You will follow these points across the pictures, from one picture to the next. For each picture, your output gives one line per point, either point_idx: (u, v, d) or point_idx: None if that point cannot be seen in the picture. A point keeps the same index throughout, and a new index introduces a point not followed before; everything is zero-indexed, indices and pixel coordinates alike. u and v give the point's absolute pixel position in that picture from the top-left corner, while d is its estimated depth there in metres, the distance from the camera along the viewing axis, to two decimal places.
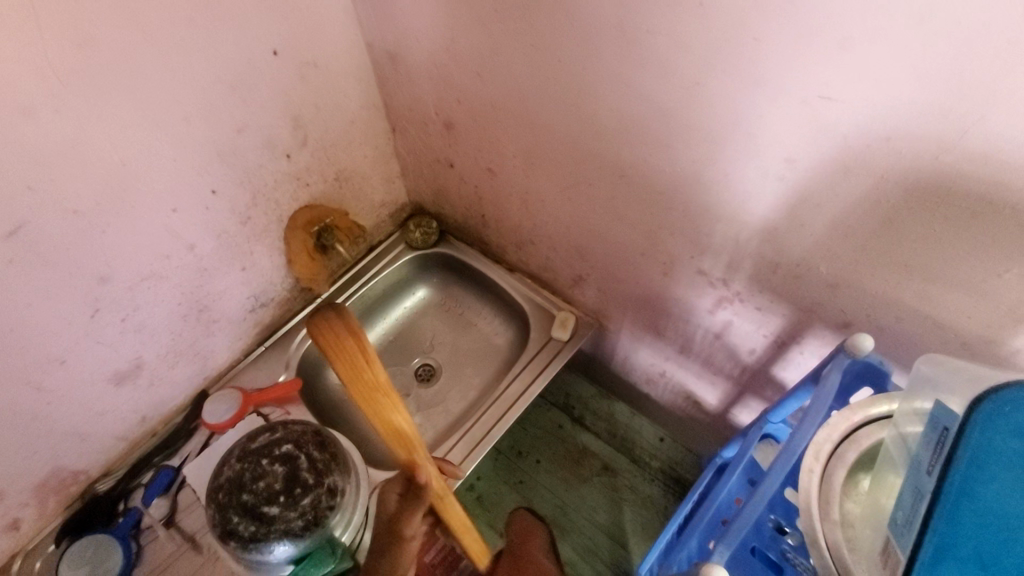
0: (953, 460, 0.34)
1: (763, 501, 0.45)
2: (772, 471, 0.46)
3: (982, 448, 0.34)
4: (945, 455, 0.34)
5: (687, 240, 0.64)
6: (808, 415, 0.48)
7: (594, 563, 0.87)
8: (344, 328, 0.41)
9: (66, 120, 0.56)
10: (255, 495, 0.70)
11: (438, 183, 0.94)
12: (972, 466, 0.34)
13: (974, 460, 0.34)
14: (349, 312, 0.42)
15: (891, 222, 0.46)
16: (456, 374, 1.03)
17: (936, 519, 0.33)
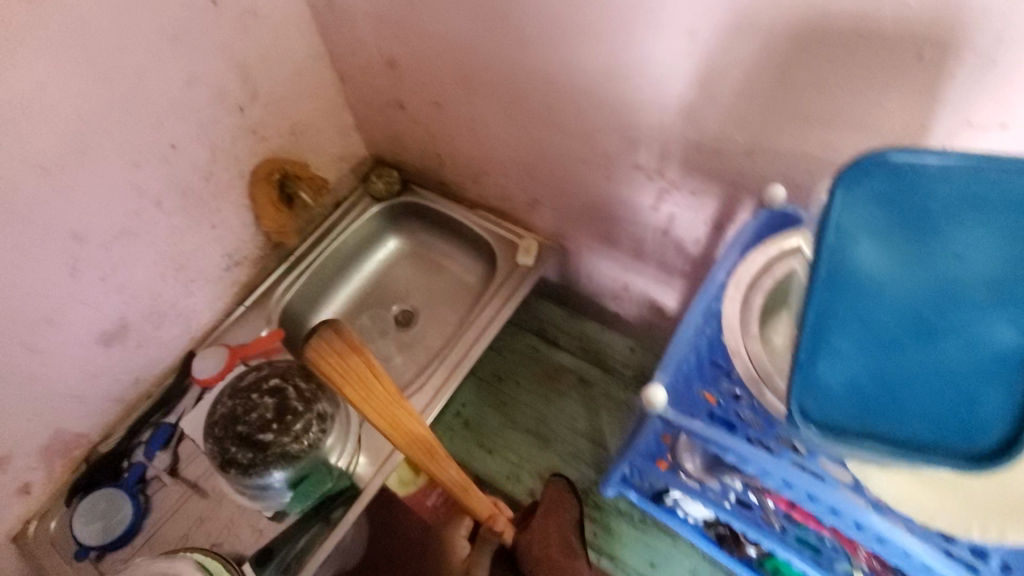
0: (820, 241, 0.35)
1: (691, 331, 0.52)
2: (696, 307, 0.52)
3: (843, 222, 0.35)
4: (815, 240, 0.35)
5: (620, 135, 0.69)
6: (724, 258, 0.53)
7: (579, 465, 0.93)
8: (349, 353, 0.41)
9: (21, 74, 0.59)
10: (250, 425, 0.75)
11: (391, 127, 0.98)
12: (837, 240, 0.35)
13: (838, 235, 0.35)
14: (344, 331, 0.41)
15: (785, 75, 0.51)
16: (433, 314, 1.08)
17: (814, 297, 0.36)
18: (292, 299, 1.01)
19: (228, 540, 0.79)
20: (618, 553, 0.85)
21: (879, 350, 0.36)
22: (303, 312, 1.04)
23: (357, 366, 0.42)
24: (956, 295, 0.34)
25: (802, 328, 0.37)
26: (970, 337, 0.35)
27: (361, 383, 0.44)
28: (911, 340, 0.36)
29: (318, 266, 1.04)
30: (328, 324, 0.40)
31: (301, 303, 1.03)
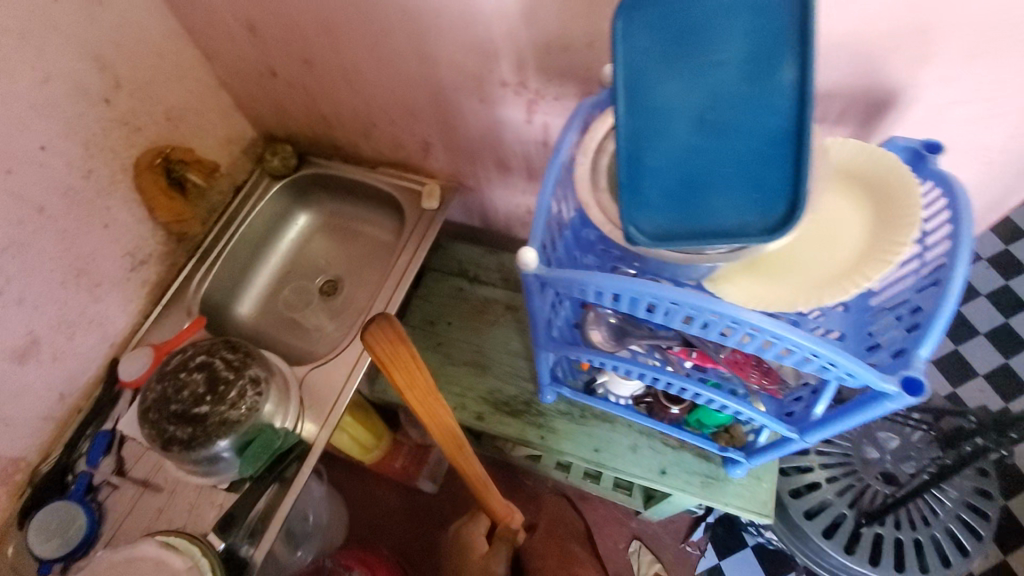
0: (614, 75, 0.42)
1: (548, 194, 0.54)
2: (549, 177, 0.55)
3: (627, 54, 0.42)
4: (609, 74, 0.42)
5: (478, 54, 0.74)
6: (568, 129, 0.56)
7: (518, 382, 0.99)
8: (397, 340, 0.59)
9: None
10: (183, 402, 0.76)
11: (271, 99, 0.99)
12: (626, 70, 0.42)
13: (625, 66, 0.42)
14: (395, 321, 0.59)
15: None
16: (356, 277, 1.09)
17: (622, 123, 0.42)
18: (208, 288, 1.01)
19: (190, 523, 0.80)
20: (564, 448, 0.92)
21: (685, 163, 0.42)
22: (224, 300, 1.04)
23: (425, 385, 0.63)
24: (730, 96, 0.41)
25: (616, 155, 0.43)
26: (749, 133, 0.41)
27: (427, 405, 0.66)
28: (708, 143, 0.41)
29: (229, 252, 1.04)
30: (387, 314, 0.58)
31: (219, 291, 1.03)
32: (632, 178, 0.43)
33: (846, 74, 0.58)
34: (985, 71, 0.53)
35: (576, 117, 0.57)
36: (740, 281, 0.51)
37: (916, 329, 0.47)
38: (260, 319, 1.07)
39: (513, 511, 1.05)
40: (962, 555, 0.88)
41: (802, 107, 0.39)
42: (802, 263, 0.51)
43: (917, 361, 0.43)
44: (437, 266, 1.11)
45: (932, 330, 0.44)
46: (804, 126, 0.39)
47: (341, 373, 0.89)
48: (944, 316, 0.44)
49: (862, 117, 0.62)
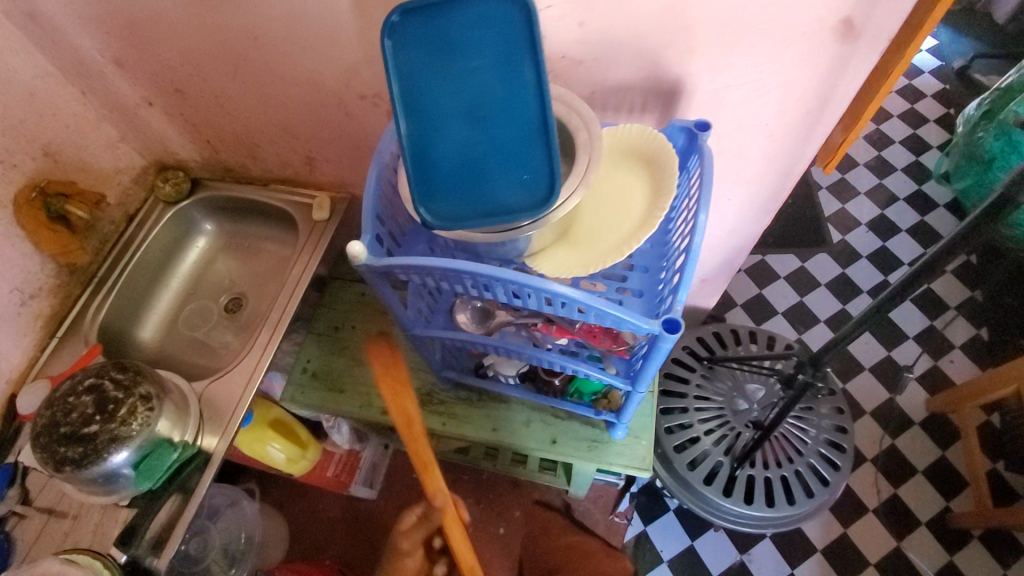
0: (391, 90, 0.48)
1: (372, 188, 0.60)
2: (371, 173, 0.60)
3: (401, 70, 0.48)
4: (387, 90, 0.48)
5: (332, 73, 0.80)
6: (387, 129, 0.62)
7: (420, 375, 1.04)
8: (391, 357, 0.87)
9: None
10: (73, 424, 0.78)
11: (154, 127, 1.02)
12: (402, 85, 0.48)
13: (400, 82, 0.48)
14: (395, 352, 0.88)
15: None
16: (259, 292, 1.12)
17: (407, 131, 0.49)
18: (106, 316, 1.03)
19: (96, 541, 0.83)
20: (464, 431, 0.98)
21: (461, 153, 0.50)
22: (124, 327, 1.06)
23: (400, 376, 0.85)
24: (489, 100, 0.48)
25: (402, 151, 0.50)
26: (508, 123, 0.49)
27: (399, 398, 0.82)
28: (478, 142, 0.49)
29: (126, 279, 1.06)
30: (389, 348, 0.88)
31: (117, 318, 1.05)
32: (419, 170, 0.50)
33: (635, 68, 0.66)
34: (744, 58, 0.63)
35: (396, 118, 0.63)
36: (550, 255, 0.61)
37: (680, 280, 0.56)
38: (165, 341, 1.09)
39: None
40: (822, 484, 1.00)
41: (543, 101, 0.48)
42: (598, 235, 0.61)
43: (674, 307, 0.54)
44: (340, 274, 1.16)
45: (686, 281, 0.54)
46: (548, 120, 0.48)
47: (238, 384, 0.93)
48: (692, 268, 0.54)
49: (662, 104, 0.70)
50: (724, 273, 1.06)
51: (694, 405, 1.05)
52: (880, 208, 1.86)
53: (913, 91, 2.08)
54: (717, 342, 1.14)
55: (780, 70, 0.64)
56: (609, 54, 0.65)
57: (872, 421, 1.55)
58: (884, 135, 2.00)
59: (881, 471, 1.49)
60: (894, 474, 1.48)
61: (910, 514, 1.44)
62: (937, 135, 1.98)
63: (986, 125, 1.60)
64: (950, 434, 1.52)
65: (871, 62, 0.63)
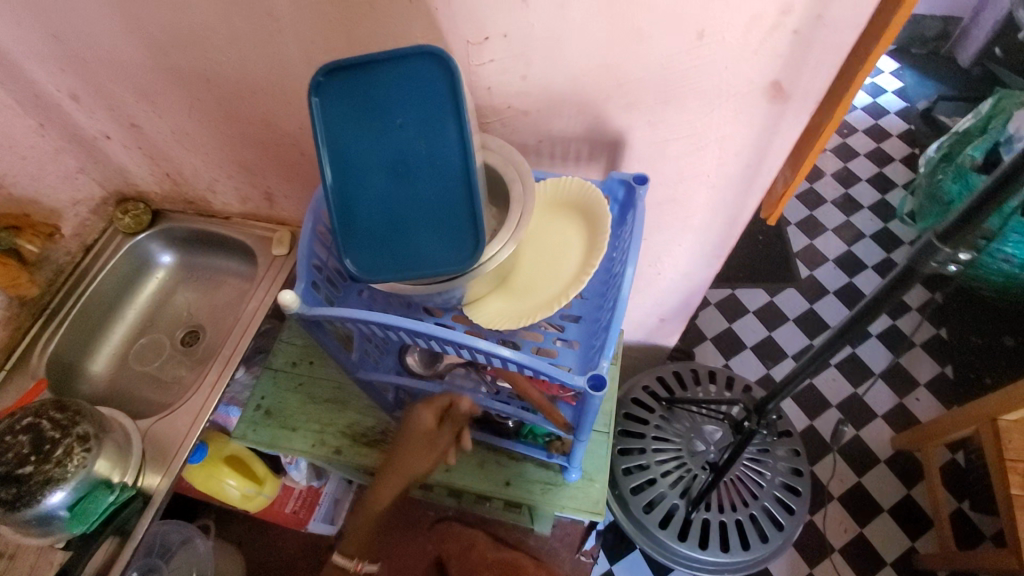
0: (318, 143, 0.49)
1: (308, 235, 0.60)
2: (307, 219, 0.61)
3: (329, 125, 0.49)
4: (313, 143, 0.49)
5: (285, 115, 0.80)
6: None
7: (375, 413, 1.03)
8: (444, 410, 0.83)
9: None
10: (6, 465, 0.76)
11: (113, 160, 1.02)
12: (329, 138, 0.49)
13: (328, 135, 0.49)
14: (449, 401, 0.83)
15: (345, 32, 0.64)
16: (216, 325, 1.11)
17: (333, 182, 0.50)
18: (56, 350, 1.01)
19: None
20: None
21: (385, 206, 0.50)
22: (74, 361, 1.04)
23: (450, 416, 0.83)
24: (414, 156, 0.49)
25: (328, 205, 0.50)
26: (432, 180, 0.49)
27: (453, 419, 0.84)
28: (404, 195, 0.50)
29: (79, 311, 1.04)
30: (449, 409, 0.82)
31: (66, 351, 1.02)
32: (342, 221, 0.51)
33: (577, 121, 0.68)
34: (678, 113, 0.65)
35: None
36: (484, 304, 0.61)
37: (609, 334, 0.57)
38: (117, 375, 1.07)
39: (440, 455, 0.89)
40: (777, 528, 1.00)
41: (466, 160, 0.48)
42: (534, 286, 0.61)
43: (600, 364, 0.55)
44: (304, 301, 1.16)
45: (612, 336, 0.55)
46: (472, 177, 0.49)
47: (185, 421, 0.92)
48: (617, 325, 0.55)
49: (607, 154, 0.72)
50: (682, 312, 1.07)
51: (653, 447, 1.04)
52: (848, 244, 1.89)
53: (880, 131, 2.14)
54: (676, 380, 1.14)
55: (715, 127, 0.66)
56: (552, 107, 0.66)
57: (838, 457, 1.55)
58: (852, 173, 2.05)
59: (847, 509, 1.49)
60: (860, 512, 1.48)
61: (876, 553, 1.43)
62: (902, 174, 2.03)
63: (944, 168, 1.64)
64: (916, 471, 1.53)
65: (802, 123, 0.65)
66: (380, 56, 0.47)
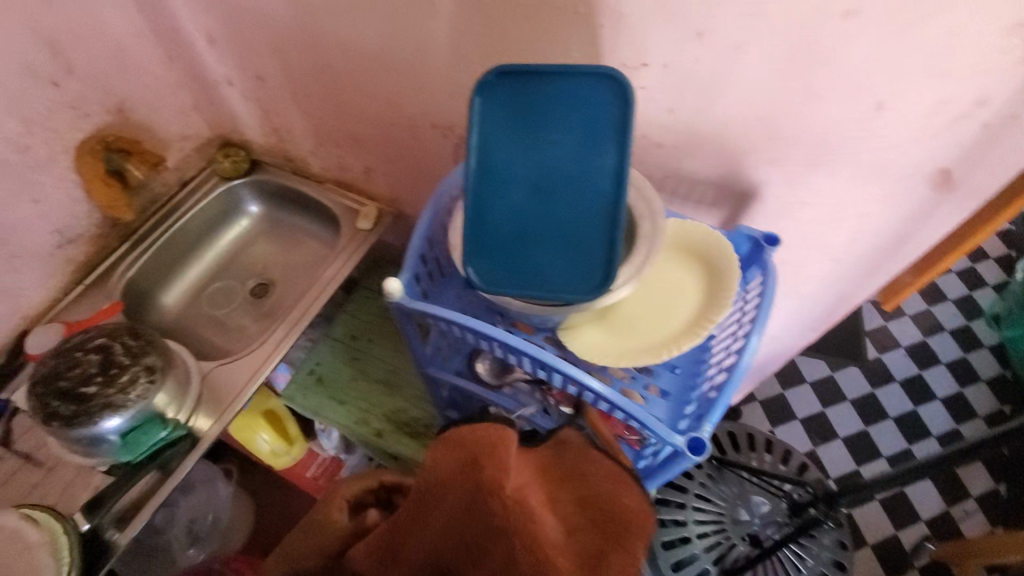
0: (469, 144, 0.47)
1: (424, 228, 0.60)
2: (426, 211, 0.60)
3: (484, 128, 0.47)
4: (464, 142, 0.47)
5: (410, 96, 0.80)
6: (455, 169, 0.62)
7: (422, 405, 1.03)
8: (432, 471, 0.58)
9: None
10: (72, 380, 0.77)
11: (228, 105, 1.04)
12: (481, 141, 0.47)
13: (481, 137, 0.47)
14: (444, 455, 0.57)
15: (503, 31, 0.63)
16: (287, 285, 1.13)
17: (473, 188, 0.48)
18: (135, 275, 1.03)
19: (62, 501, 0.82)
20: None
21: (518, 219, 0.48)
22: (150, 289, 1.07)
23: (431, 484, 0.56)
24: (564, 176, 0.47)
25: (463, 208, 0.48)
26: (574, 203, 0.47)
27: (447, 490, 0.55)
28: (543, 213, 0.48)
29: (165, 242, 1.07)
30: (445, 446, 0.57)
31: (144, 279, 1.05)
32: (472, 222, 0.49)
33: (713, 165, 0.65)
34: (825, 179, 0.61)
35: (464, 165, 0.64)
36: (581, 333, 0.59)
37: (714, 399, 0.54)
38: (187, 313, 1.10)
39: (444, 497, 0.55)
40: None
41: (615, 192, 0.46)
42: (638, 329, 0.58)
43: (703, 427, 0.52)
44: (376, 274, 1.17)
45: (721, 400, 0.53)
46: (620, 210, 0.46)
47: (244, 373, 0.93)
48: (731, 391, 0.52)
49: (732, 204, 0.68)
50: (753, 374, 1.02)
51: (693, 504, 1.00)
52: (922, 334, 1.80)
53: None
54: (729, 442, 1.10)
55: (859, 201, 0.62)
56: (691, 145, 0.63)
57: (870, 554, 1.47)
58: None
59: None
60: None
61: None
62: (996, 273, 1.91)
63: None
64: None
65: (957, 218, 0.60)
66: (555, 67, 0.45)
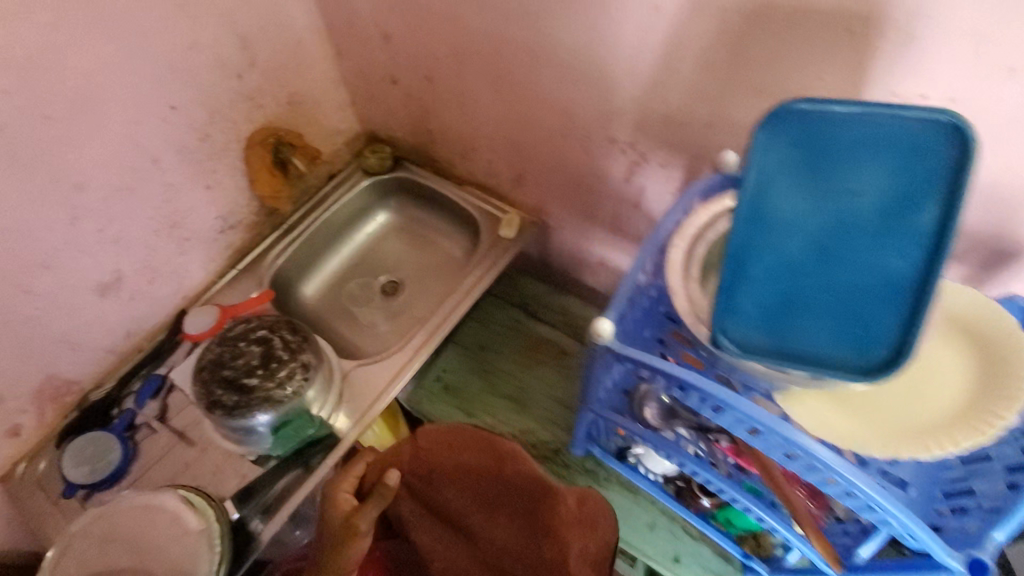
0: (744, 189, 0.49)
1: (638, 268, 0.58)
2: (643, 252, 0.58)
3: (762, 174, 0.49)
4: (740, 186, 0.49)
5: (595, 108, 0.74)
6: (676, 205, 0.60)
7: (552, 428, 0.98)
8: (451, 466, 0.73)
9: (51, 33, 0.66)
10: (236, 369, 0.79)
11: (386, 103, 1.04)
12: (757, 188, 0.49)
13: (757, 183, 0.49)
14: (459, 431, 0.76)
15: (740, 49, 0.56)
16: (419, 286, 1.12)
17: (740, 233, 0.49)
18: (282, 264, 1.06)
19: (212, 484, 0.83)
20: None
21: (793, 267, 0.48)
22: (294, 279, 1.09)
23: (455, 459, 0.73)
24: (852, 229, 0.47)
25: (725, 253, 0.50)
26: (866, 258, 0.46)
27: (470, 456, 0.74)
28: (818, 268, 0.47)
29: (309, 234, 1.08)
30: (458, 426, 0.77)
31: (290, 269, 1.07)
32: (734, 264, 0.49)
33: (980, 216, 0.55)
34: None
35: (682, 200, 0.60)
36: (812, 404, 0.51)
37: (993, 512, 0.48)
38: (323, 305, 1.10)
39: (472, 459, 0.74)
40: None
41: (926, 252, 0.44)
42: (885, 410, 0.51)
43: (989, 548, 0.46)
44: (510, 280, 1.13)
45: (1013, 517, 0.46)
46: (917, 271, 0.45)
47: (384, 377, 0.91)
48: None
49: (993, 262, 0.58)
50: None
51: None
52: None
53: None
54: None
55: None
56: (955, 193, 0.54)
57: None
58: None
59: None
60: None
61: None
62: None
63: None
64: None
65: None
66: (871, 108, 0.45)
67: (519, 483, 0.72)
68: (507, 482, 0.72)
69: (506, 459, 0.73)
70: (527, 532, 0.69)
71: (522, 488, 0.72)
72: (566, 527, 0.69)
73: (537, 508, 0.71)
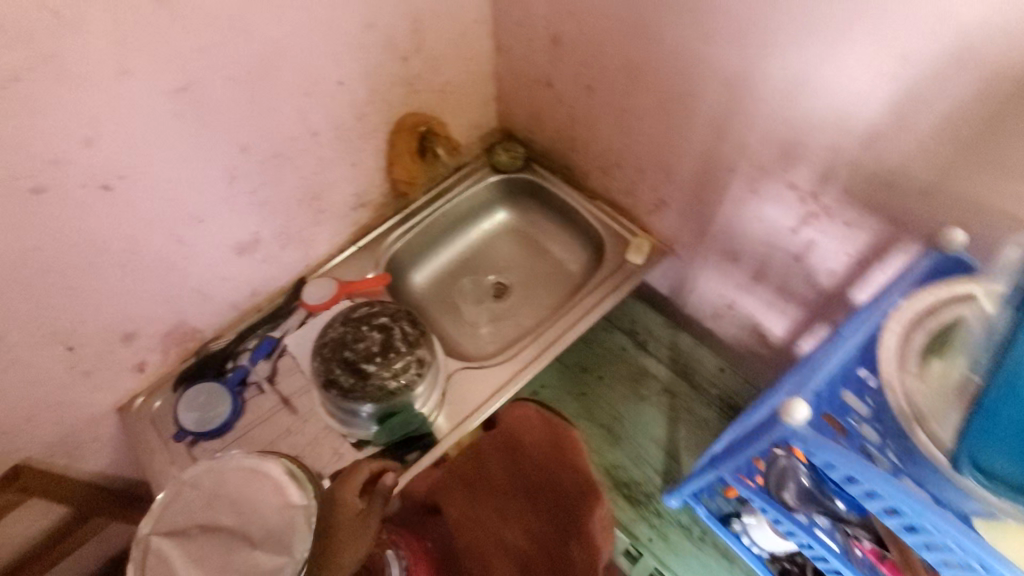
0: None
1: (841, 352, 0.53)
2: (849, 334, 0.54)
3: None
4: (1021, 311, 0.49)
5: (780, 150, 0.68)
6: (898, 283, 0.55)
7: (645, 469, 0.93)
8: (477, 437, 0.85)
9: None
10: (356, 353, 0.80)
11: (533, 105, 1.01)
12: None
13: None
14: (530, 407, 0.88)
15: (994, 120, 0.50)
16: (528, 293, 1.09)
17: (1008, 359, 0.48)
18: (400, 249, 1.06)
19: (308, 457, 0.84)
20: (673, 565, 0.86)
21: None
22: (407, 265, 1.08)
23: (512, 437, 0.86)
24: None
25: (987, 378, 0.48)
26: None
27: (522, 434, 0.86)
28: None
29: (430, 223, 1.08)
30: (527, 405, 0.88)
31: (406, 255, 1.07)
32: (999, 382, 0.48)
33: None
34: None
35: (903, 277, 0.56)
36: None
37: None
38: (431, 295, 1.09)
39: (527, 431, 0.86)
40: None
41: None
42: None
43: None
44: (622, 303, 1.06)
45: None
46: None
47: (487, 386, 0.88)
48: None
49: None
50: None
51: None
52: None
53: None
54: None
55: None
56: None
57: None
58: None
59: None
60: None
61: None
62: None
63: None
64: None
65: None
66: None
67: (563, 475, 0.81)
68: (553, 470, 0.82)
69: (563, 447, 0.83)
70: (552, 526, 0.78)
71: (561, 482, 0.81)
72: (594, 530, 0.76)
73: (576, 509, 0.79)
